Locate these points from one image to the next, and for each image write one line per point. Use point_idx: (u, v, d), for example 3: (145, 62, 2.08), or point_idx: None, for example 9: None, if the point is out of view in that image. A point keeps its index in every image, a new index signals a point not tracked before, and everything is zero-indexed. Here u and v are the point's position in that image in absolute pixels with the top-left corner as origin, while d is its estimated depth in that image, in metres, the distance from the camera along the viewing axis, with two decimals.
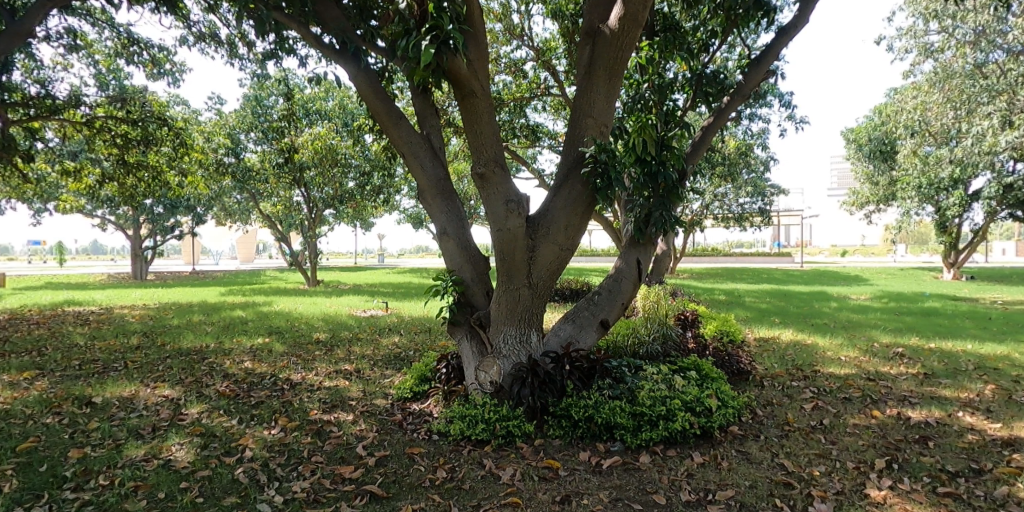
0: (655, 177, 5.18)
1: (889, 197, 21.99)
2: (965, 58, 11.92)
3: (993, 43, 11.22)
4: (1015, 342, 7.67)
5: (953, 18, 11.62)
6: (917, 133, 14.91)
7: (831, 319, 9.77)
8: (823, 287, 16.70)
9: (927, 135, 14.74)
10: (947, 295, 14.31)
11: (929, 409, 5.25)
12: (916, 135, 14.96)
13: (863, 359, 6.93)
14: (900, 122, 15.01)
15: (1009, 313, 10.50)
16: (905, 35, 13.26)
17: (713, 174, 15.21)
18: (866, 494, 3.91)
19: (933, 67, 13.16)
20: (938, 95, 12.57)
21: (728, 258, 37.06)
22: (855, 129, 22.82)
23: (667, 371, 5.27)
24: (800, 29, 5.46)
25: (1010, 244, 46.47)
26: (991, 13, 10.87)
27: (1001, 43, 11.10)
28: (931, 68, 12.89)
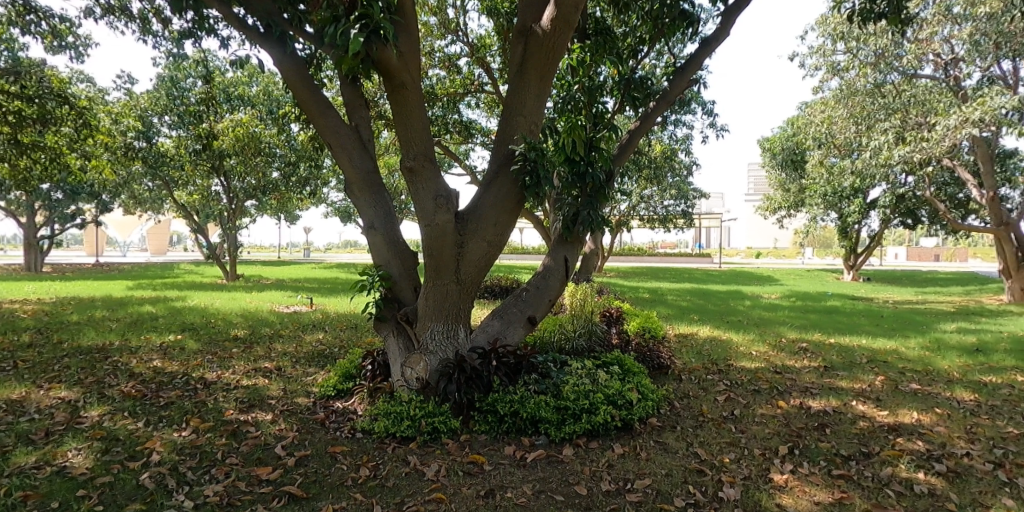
0: (583, 177, 5.36)
1: (798, 203, 23.57)
2: (866, 77, 12.80)
3: (891, 64, 12.49)
4: (900, 337, 8.46)
5: (857, 40, 12.53)
6: (823, 145, 16.09)
7: (744, 316, 10.39)
8: (738, 286, 17.73)
9: (832, 146, 15.96)
10: (846, 294, 15.57)
11: (827, 398, 5.67)
12: (823, 146, 16.15)
13: (771, 353, 7.41)
14: (810, 133, 16.11)
15: (897, 311, 11.58)
16: (815, 53, 14.21)
17: (640, 177, 15.77)
18: (770, 478, 4.17)
19: (839, 83, 14.15)
20: (842, 110, 13.58)
21: (653, 258, 38.61)
22: (770, 139, 24.27)
23: (591, 365, 5.41)
24: (721, 41, 5.75)
25: (900, 249, 51.14)
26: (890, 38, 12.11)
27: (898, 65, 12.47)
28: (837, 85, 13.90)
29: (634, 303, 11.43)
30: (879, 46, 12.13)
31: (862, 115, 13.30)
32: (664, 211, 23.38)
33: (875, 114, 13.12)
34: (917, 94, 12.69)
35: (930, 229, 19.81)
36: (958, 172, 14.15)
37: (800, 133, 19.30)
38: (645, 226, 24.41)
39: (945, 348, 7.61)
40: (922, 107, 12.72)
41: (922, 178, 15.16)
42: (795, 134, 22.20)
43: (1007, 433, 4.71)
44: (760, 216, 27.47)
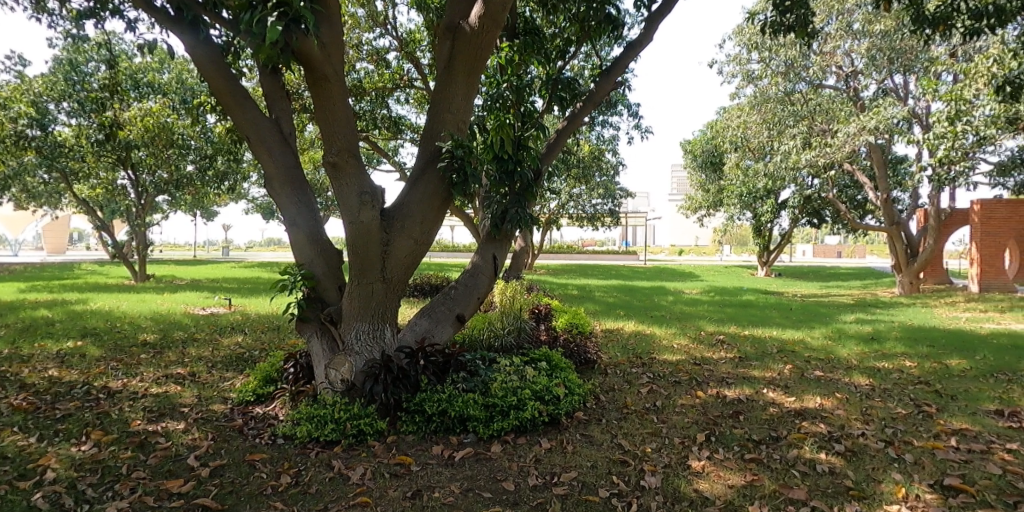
0: (512, 175, 5.41)
1: (717, 203, 24.87)
2: (777, 85, 13.77)
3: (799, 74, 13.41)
4: (806, 328, 9.10)
5: (769, 51, 13.34)
6: (739, 148, 17.06)
7: (667, 311, 10.83)
8: (662, 283, 18.47)
9: (747, 150, 16.96)
10: (760, 289, 16.61)
11: (741, 387, 5.97)
12: (739, 149, 17.12)
13: (691, 346, 7.78)
14: (727, 137, 17.05)
15: (804, 304, 12.46)
16: (732, 61, 15.02)
17: (569, 176, 16.09)
18: (688, 465, 4.27)
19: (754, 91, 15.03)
20: (755, 116, 14.45)
21: (583, 256, 39.61)
22: (691, 141, 25.47)
23: (519, 362, 5.46)
24: (645, 46, 5.94)
25: (806, 246, 55.17)
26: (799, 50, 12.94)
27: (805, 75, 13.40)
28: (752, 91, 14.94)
29: (564, 300, 11.64)
30: (788, 56, 12.99)
31: (773, 121, 14.16)
32: (593, 210, 24.00)
33: (784, 121, 13.95)
34: (821, 103, 13.58)
35: (832, 228, 21.47)
36: (857, 176, 15.40)
37: (718, 136, 20.37)
38: (574, 224, 24.96)
39: (845, 337, 8.25)
40: (826, 115, 13.65)
41: (826, 180, 16.38)
42: (715, 138, 23.41)
43: (897, 413, 5.03)
44: (683, 215, 28.77)
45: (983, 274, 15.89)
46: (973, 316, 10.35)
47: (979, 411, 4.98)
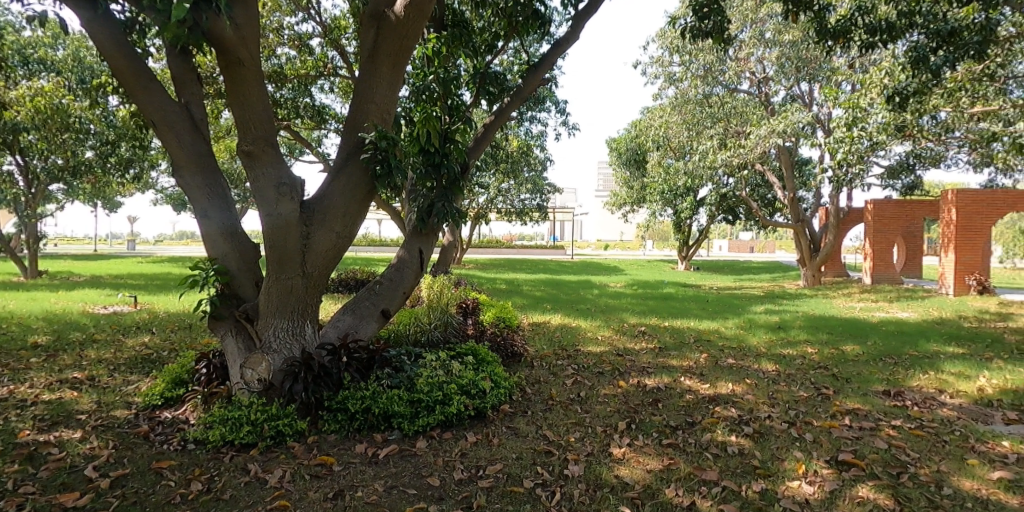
0: (438, 169, 5.38)
1: (640, 199, 25.83)
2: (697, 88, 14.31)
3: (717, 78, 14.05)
4: (719, 319, 9.65)
5: (689, 54, 13.99)
6: (661, 147, 17.79)
7: (592, 304, 11.16)
8: (588, 277, 18.96)
9: (668, 149, 17.71)
10: (680, 282, 17.41)
11: (661, 376, 6.23)
12: (660, 148, 17.85)
13: (615, 337, 8.06)
14: (649, 136, 17.73)
15: (719, 297, 13.20)
16: (655, 62, 15.60)
17: (498, 170, 16.18)
18: (610, 452, 4.32)
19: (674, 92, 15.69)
20: (676, 117, 15.12)
21: (511, 250, 40.00)
22: (616, 139, 26.29)
23: (445, 357, 5.44)
24: (571, 44, 6.05)
25: (722, 241, 58.49)
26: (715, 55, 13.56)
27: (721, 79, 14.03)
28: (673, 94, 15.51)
29: (492, 294, 11.70)
30: (706, 61, 13.69)
31: (692, 122, 14.87)
32: (521, 205, 24.25)
33: (702, 123, 14.73)
34: (735, 106, 14.42)
35: (745, 225, 22.85)
36: (767, 176, 16.45)
37: (641, 135, 21.14)
38: (503, 219, 25.14)
39: (754, 327, 8.82)
40: (740, 118, 14.56)
41: (740, 180, 17.39)
42: (638, 136, 24.26)
43: (799, 396, 5.43)
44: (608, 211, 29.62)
45: (875, 268, 17.44)
46: (865, 305, 11.36)
47: (869, 392, 5.47)
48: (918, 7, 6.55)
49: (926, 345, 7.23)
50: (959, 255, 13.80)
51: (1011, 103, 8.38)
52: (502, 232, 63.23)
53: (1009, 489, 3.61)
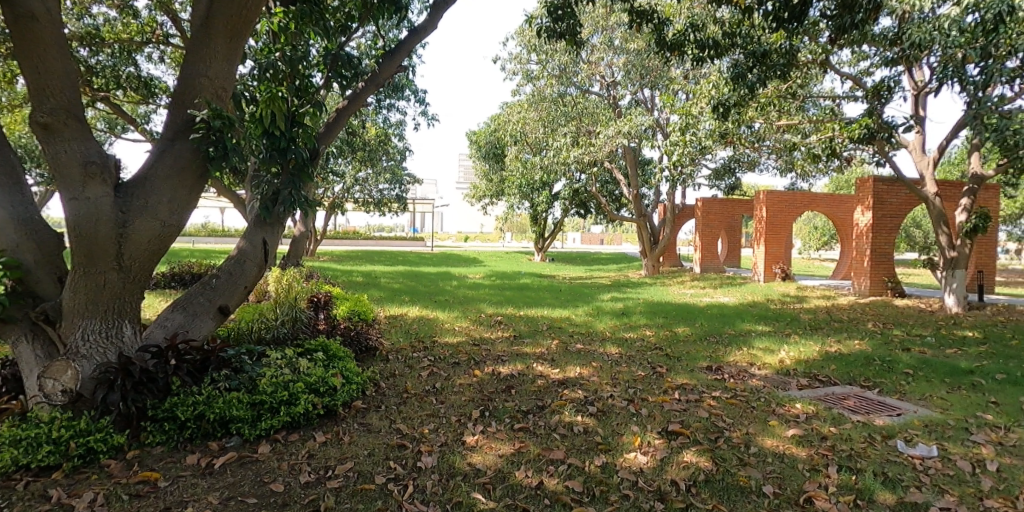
0: (284, 153, 5.02)
1: (499, 192, 26.52)
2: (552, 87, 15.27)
3: (571, 80, 15.16)
4: (569, 307, 10.22)
5: (546, 55, 14.70)
6: (519, 141, 18.40)
7: (450, 295, 11.22)
8: (448, 268, 19.01)
9: (525, 144, 18.37)
10: (535, 273, 18.17)
11: (514, 363, 6.42)
12: (518, 143, 18.47)
13: (472, 327, 8.17)
14: (508, 130, 18.23)
15: (571, 286, 13.98)
16: (514, 59, 16.05)
17: (355, 158, 15.61)
18: (464, 441, 4.35)
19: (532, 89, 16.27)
20: (534, 114, 15.75)
21: (369, 242, 38.93)
22: (476, 132, 26.67)
23: (292, 354, 5.08)
24: (429, 33, 5.96)
25: (576, 235, 62.22)
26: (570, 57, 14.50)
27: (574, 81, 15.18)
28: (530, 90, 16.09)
29: (348, 287, 11.23)
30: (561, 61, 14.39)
31: (548, 119, 15.94)
32: (379, 195, 23.61)
33: (557, 119, 15.86)
34: (587, 107, 15.63)
35: (595, 218, 24.47)
36: (614, 173, 17.75)
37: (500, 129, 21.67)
38: (360, 209, 24.31)
39: (601, 313, 9.46)
40: (590, 119, 15.77)
41: (590, 176, 18.55)
42: (498, 130, 24.80)
43: (637, 375, 5.92)
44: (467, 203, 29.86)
45: (704, 258, 19.66)
46: (694, 292, 12.75)
47: (695, 368, 6.12)
48: (738, 29, 7.41)
49: (738, 325, 8.30)
50: (767, 247, 15.96)
51: (806, 118, 9.90)
52: (361, 222, 61.07)
53: (800, 443, 4.25)
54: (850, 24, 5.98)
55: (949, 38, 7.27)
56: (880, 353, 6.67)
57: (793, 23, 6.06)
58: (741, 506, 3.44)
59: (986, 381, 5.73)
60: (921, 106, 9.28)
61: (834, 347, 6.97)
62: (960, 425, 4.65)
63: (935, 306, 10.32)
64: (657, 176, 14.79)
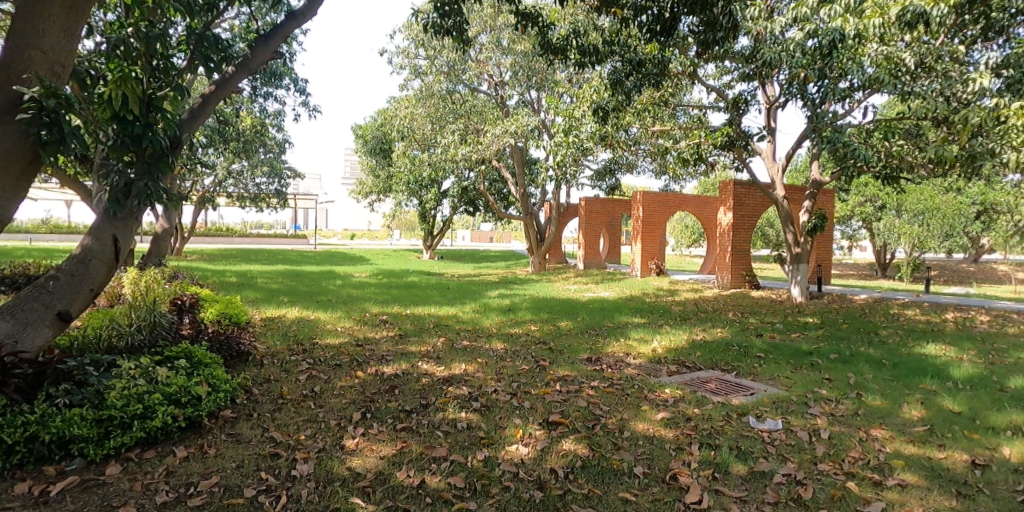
0: (139, 141, 4.51)
1: (387, 189, 25.97)
2: (441, 83, 15.34)
3: (458, 77, 15.29)
4: (456, 304, 10.25)
5: (434, 50, 14.73)
6: (406, 137, 18.15)
7: (334, 294, 10.80)
8: (332, 267, 18.24)
9: (413, 140, 18.16)
10: (424, 271, 17.98)
11: (399, 362, 6.29)
12: (406, 138, 18.22)
13: (355, 327, 7.91)
14: (395, 125, 17.92)
15: (459, 283, 14.01)
16: (401, 53, 15.77)
17: (228, 149, 14.54)
18: (342, 445, 4.19)
19: (420, 85, 16.11)
20: (422, 110, 15.69)
21: (244, 240, 36.40)
22: (362, 126, 25.90)
23: (150, 363, 4.57)
24: (308, 19, 5.65)
25: (467, 233, 62.51)
26: (457, 54, 14.62)
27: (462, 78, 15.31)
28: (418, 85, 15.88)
29: (218, 288, 10.42)
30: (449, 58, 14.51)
31: (436, 115, 15.93)
32: (256, 190, 22.15)
33: (445, 116, 15.89)
34: (475, 105, 15.95)
35: (484, 216, 24.73)
36: (502, 171, 18.07)
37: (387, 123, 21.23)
38: (234, 203, 22.65)
39: (487, 310, 9.59)
40: (479, 117, 16.09)
41: (478, 174, 18.73)
42: (385, 126, 24.23)
43: (521, 369, 6.05)
44: (354, 199, 28.85)
45: (587, 255, 20.60)
46: (578, 287, 13.34)
47: (576, 360, 6.39)
48: (616, 38, 7.81)
49: (616, 318, 8.79)
50: (644, 243, 17.10)
51: (677, 125, 10.72)
52: (237, 218, 56.76)
53: (667, 424, 4.58)
54: (712, 41, 6.53)
55: (795, 58, 8.24)
56: (738, 339, 7.39)
57: (663, 36, 6.48)
58: (614, 488, 3.63)
59: (821, 361, 6.55)
60: (772, 118, 10.40)
61: (699, 335, 7.62)
62: (800, 401, 5.27)
63: (783, 297, 11.62)
64: (543, 176, 15.25)
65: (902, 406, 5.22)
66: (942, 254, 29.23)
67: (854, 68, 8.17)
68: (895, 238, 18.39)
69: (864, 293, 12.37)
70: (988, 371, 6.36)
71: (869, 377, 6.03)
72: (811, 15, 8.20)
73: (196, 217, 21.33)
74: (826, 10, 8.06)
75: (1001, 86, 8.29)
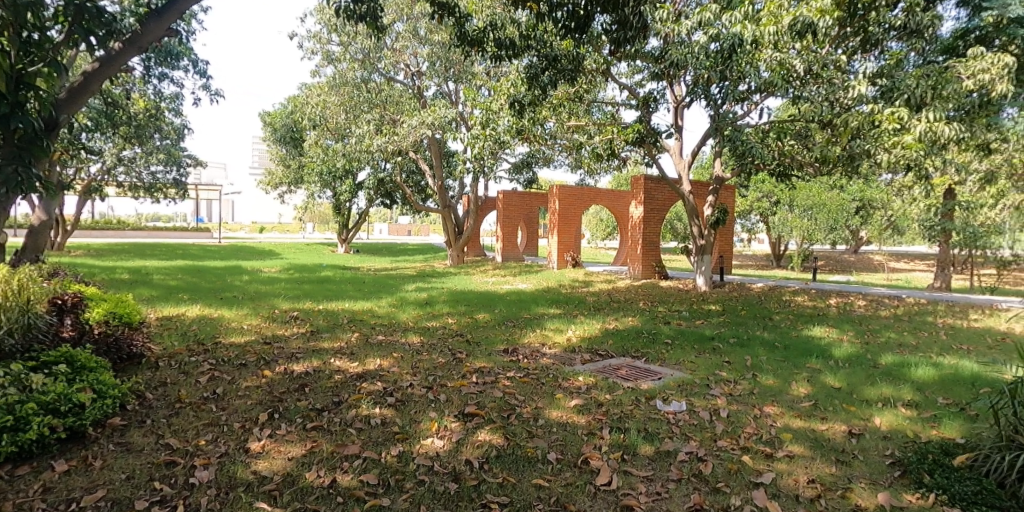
0: (8, 122, 4.04)
1: (298, 180, 24.89)
2: (355, 70, 14.99)
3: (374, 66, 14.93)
4: (372, 298, 10.03)
5: (348, 36, 14.33)
6: (319, 126, 17.49)
7: (240, 291, 10.24)
8: (239, 261, 17.25)
9: (326, 129, 17.53)
10: (339, 265, 17.44)
11: (310, 360, 6.07)
12: (318, 127, 17.55)
13: (263, 325, 7.54)
14: (307, 113, 17.20)
15: (375, 277, 13.72)
16: (313, 37, 15.12)
17: (117, 134, 13.35)
18: (247, 448, 3.98)
19: (333, 72, 15.55)
20: (335, 98, 15.21)
21: (138, 234, 33.60)
22: (271, 114, 24.64)
23: (24, 369, 4.11)
24: None
25: (385, 227, 61.20)
26: (372, 42, 14.24)
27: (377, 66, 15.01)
28: (331, 72, 15.32)
29: (106, 285, 9.57)
30: (364, 45, 14.20)
31: (350, 104, 15.46)
32: (152, 179, 20.50)
33: (360, 106, 15.45)
34: (391, 95, 15.64)
35: (401, 209, 24.45)
36: (420, 163, 17.82)
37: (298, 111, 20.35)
38: (124, 193, 20.83)
39: (404, 304, 9.46)
40: (395, 107, 15.87)
41: (395, 165, 18.34)
42: (295, 113, 23.19)
43: (438, 362, 6.03)
44: (263, 191, 27.42)
45: (505, 248, 20.83)
46: (496, 280, 13.45)
47: (492, 352, 6.45)
48: (532, 33, 7.94)
49: (533, 309, 8.95)
50: (561, 236, 17.53)
51: (591, 121, 11.05)
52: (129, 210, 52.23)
53: (580, 411, 4.74)
54: (624, 39, 6.71)
55: (699, 60, 8.69)
56: (647, 327, 7.76)
57: (578, 32, 6.60)
58: (528, 475, 3.71)
59: (722, 345, 7.02)
60: (679, 116, 10.95)
61: (611, 324, 7.93)
62: (703, 383, 5.62)
63: (689, 286, 12.33)
64: (461, 168, 15.20)
65: (792, 384, 5.70)
66: (828, 246, 32.14)
67: (752, 71, 8.72)
68: (788, 230, 20.00)
69: (760, 282, 13.36)
70: (863, 350, 7.07)
71: (763, 358, 6.54)
72: (714, 20, 8.71)
73: (80, 208, 19.43)
74: (727, 16, 8.53)
75: (877, 93, 9.16)
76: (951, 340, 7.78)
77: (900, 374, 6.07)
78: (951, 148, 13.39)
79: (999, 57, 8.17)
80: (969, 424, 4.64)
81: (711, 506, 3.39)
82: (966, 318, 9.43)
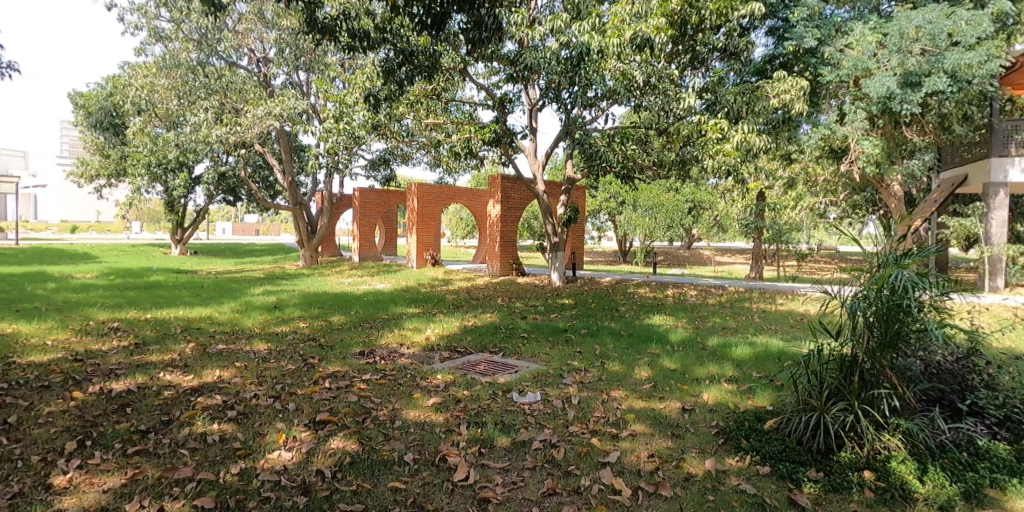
0: None
1: (120, 172, 21.89)
2: (189, 52, 13.64)
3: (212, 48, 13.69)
4: (212, 304, 9.16)
5: (181, 13, 12.98)
6: (145, 111, 15.56)
7: (43, 300, 8.76)
8: (41, 266, 14.71)
9: (155, 114, 15.65)
10: (172, 268, 15.58)
11: (133, 377, 5.36)
12: (144, 112, 15.61)
13: (73, 339, 6.52)
14: (129, 96, 15.22)
15: (216, 281, 12.55)
16: (137, 10, 13.38)
17: None
18: (49, 485, 3.41)
19: (163, 51, 13.92)
20: (166, 80, 13.68)
21: None
22: (84, 94, 21.37)
23: None
24: None
25: (230, 225, 56.20)
26: (209, 21, 13.03)
27: (216, 48, 13.82)
28: (161, 51, 13.71)
29: None
30: (201, 24, 13.01)
31: (184, 89, 13.96)
32: None
33: (196, 91, 14.00)
34: (233, 82, 14.59)
35: (247, 207, 22.84)
36: (267, 157, 16.58)
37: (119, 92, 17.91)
38: None
39: (250, 309, 8.78)
40: (238, 95, 14.65)
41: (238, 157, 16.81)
42: (114, 95, 20.31)
43: (286, 370, 5.68)
44: (75, 184, 23.69)
45: (362, 248, 20.21)
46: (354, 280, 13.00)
47: (347, 355, 6.23)
48: (388, 26, 7.80)
49: (391, 309, 8.80)
50: (419, 234, 17.37)
51: (449, 120, 11.13)
52: None
53: (438, 409, 4.76)
54: (479, 39, 6.81)
55: (552, 66, 9.22)
56: (505, 323, 8.02)
57: (434, 29, 6.55)
58: (384, 479, 3.64)
59: (574, 336, 7.48)
60: (533, 119, 11.43)
61: (470, 321, 8.06)
62: (556, 373, 5.95)
63: (545, 282, 12.92)
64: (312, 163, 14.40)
65: (635, 368, 6.25)
66: (666, 243, 35.78)
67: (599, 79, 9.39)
68: (632, 229, 21.88)
69: (609, 277, 14.38)
70: (694, 334, 7.97)
71: (611, 346, 7.08)
72: (565, 28, 9.15)
73: None
74: (576, 26, 9.10)
75: (704, 106, 10.26)
76: (762, 322, 9.08)
77: (723, 354, 6.94)
78: (761, 156, 15.55)
79: (796, 81, 9.67)
80: (775, 393, 5.43)
81: (563, 489, 3.60)
82: (774, 302, 11.03)
